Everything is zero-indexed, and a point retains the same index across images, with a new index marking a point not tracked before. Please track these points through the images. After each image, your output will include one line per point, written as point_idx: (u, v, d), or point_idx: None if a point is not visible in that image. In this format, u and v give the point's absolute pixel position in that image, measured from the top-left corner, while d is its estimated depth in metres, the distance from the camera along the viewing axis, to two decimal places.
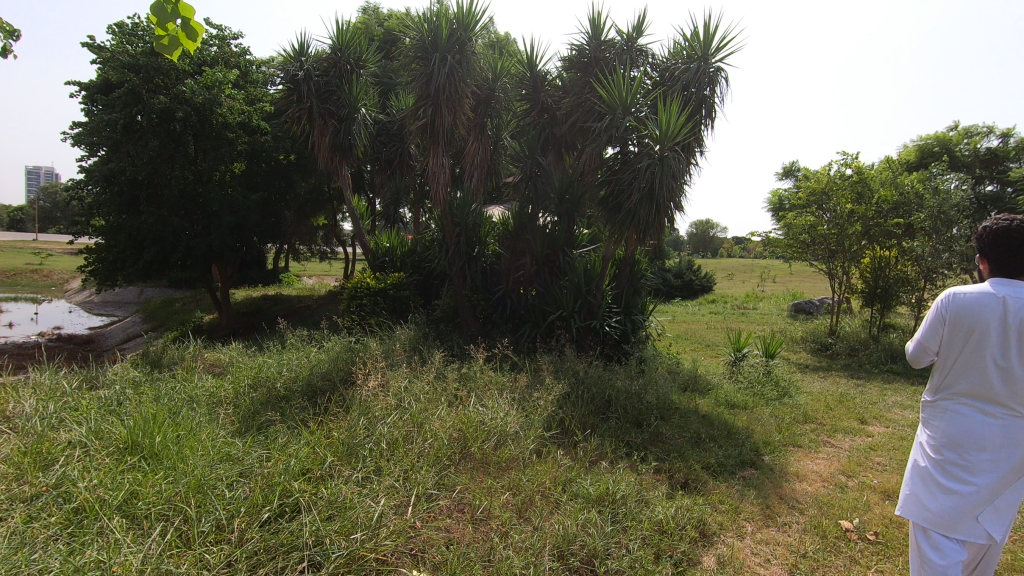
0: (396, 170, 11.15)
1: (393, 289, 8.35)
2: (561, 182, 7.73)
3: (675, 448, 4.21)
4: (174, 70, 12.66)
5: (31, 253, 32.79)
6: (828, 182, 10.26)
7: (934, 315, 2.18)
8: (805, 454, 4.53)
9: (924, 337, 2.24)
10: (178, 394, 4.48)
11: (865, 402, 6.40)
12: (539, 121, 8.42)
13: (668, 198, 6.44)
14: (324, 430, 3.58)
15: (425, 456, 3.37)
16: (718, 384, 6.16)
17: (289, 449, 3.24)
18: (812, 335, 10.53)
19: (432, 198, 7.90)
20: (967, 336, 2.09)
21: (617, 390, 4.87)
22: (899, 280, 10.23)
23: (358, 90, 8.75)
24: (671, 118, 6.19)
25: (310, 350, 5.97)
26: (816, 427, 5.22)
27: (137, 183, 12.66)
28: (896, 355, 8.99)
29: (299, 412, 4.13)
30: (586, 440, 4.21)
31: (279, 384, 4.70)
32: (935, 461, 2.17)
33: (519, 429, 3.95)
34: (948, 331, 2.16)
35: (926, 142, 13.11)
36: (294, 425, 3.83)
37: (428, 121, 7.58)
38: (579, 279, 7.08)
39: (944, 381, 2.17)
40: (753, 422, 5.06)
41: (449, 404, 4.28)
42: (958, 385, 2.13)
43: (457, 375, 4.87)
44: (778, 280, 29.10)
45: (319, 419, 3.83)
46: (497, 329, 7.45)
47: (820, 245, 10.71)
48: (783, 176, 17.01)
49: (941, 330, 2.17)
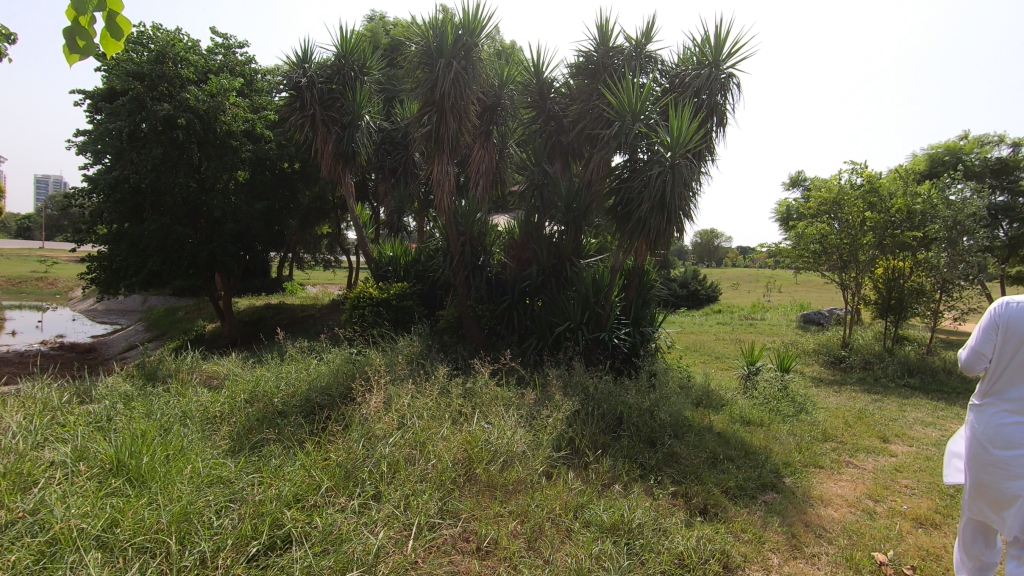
0: (401, 178, 11.03)
1: (396, 299, 8.19)
2: (569, 191, 7.57)
3: (691, 469, 3.99)
4: (178, 78, 12.66)
5: (37, 261, 32.87)
6: (839, 193, 10.17)
7: (989, 325, 2.65)
8: (827, 475, 4.31)
9: (979, 344, 2.68)
10: (171, 409, 4.30)
11: (886, 419, 6.14)
12: (546, 128, 8.28)
13: (679, 207, 6.26)
14: (321, 451, 3.38)
15: (428, 480, 3.18)
16: (732, 400, 5.94)
17: (283, 472, 3.05)
18: (824, 347, 10.27)
19: (437, 207, 7.73)
20: (1016, 345, 2.55)
21: (629, 407, 4.66)
22: (914, 291, 9.93)
23: (362, 98, 8.65)
24: (683, 125, 6.04)
25: (310, 362, 5.79)
26: (837, 446, 4.99)
27: (141, 191, 12.61)
28: (913, 369, 8.72)
29: (296, 429, 3.95)
30: (598, 461, 4.01)
31: (276, 400, 4.51)
32: (985, 454, 2.58)
33: (528, 450, 3.75)
34: (1000, 339, 2.61)
35: (936, 151, 12.96)
36: (290, 444, 3.64)
37: (433, 128, 7.43)
38: (587, 290, 6.89)
39: (994, 385, 2.62)
40: (771, 440, 4.84)
41: (453, 422, 4.08)
42: (1009, 388, 2.57)
43: (462, 391, 4.69)
44: (784, 290, 28.75)
45: (317, 437, 3.64)
46: (503, 341, 7.26)
47: (833, 255, 10.50)
48: (789, 186, 16.84)
49: (994, 337, 2.62)
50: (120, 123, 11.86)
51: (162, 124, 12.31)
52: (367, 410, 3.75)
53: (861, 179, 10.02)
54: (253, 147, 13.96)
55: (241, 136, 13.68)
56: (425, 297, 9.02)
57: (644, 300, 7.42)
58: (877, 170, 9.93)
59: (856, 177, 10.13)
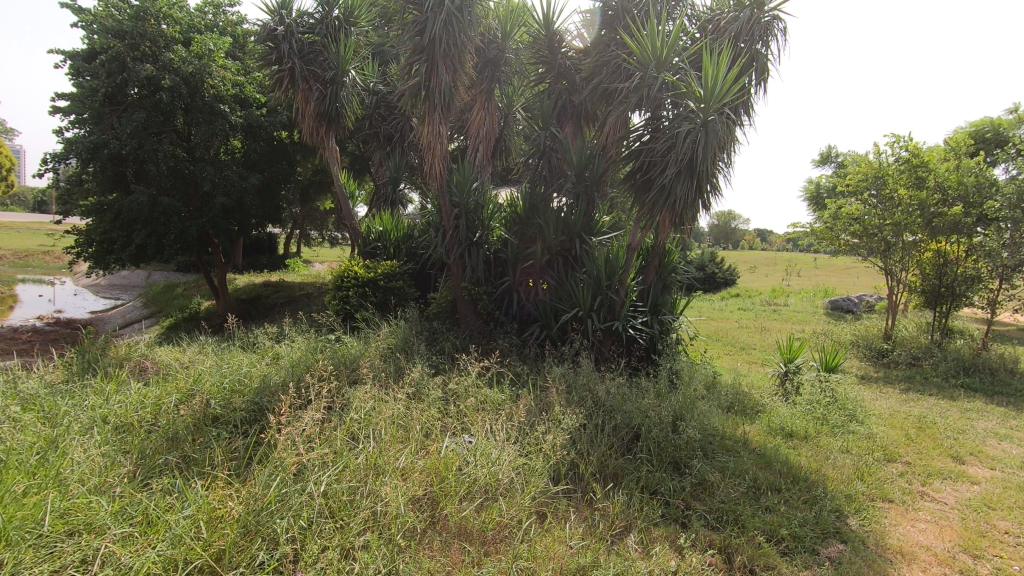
0: (396, 146, 10.09)
1: (384, 279, 7.32)
2: (580, 157, 6.57)
3: (727, 507, 3.08)
4: (162, 36, 11.70)
5: (43, 234, 32.34)
6: (879, 166, 8.98)
7: None
8: (900, 514, 3.37)
9: None
10: (81, 416, 3.47)
11: (951, 430, 5.15)
12: (555, 87, 7.22)
13: (711, 174, 5.25)
14: (230, 485, 2.52)
15: (369, 537, 2.30)
16: (770, 405, 4.98)
17: (164, 523, 2.17)
18: (864, 339, 9.24)
19: (427, 173, 6.79)
20: None
21: (648, 418, 3.76)
22: (968, 279, 8.73)
23: (348, 50, 7.64)
24: (719, 72, 4.96)
25: (272, 355, 4.94)
26: (904, 470, 4.03)
27: (123, 159, 11.72)
28: (970, 368, 7.66)
29: (224, 445, 3.12)
30: (608, 495, 3.11)
31: (213, 403, 3.67)
32: None
33: (516, 482, 2.88)
34: None
35: (975, 127, 12.07)
36: (203, 472, 2.80)
37: (423, 80, 6.38)
38: (599, 272, 5.91)
39: None
40: (823, 462, 3.89)
41: (424, 441, 3.22)
42: None
43: (440, 394, 3.81)
44: (804, 274, 27.48)
45: (238, 462, 2.81)
46: (501, 330, 6.38)
47: (873, 237, 9.34)
48: (820, 163, 15.53)
49: None
50: (99, 84, 10.93)
51: (144, 85, 11.36)
52: (304, 424, 2.87)
53: (905, 151, 8.74)
54: (245, 113, 13.03)
55: (230, 101, 12.74)
56: (417, 279, 8.17)
57: (665, 285, 6.43)
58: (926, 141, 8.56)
59: (898, 148, 8.93)
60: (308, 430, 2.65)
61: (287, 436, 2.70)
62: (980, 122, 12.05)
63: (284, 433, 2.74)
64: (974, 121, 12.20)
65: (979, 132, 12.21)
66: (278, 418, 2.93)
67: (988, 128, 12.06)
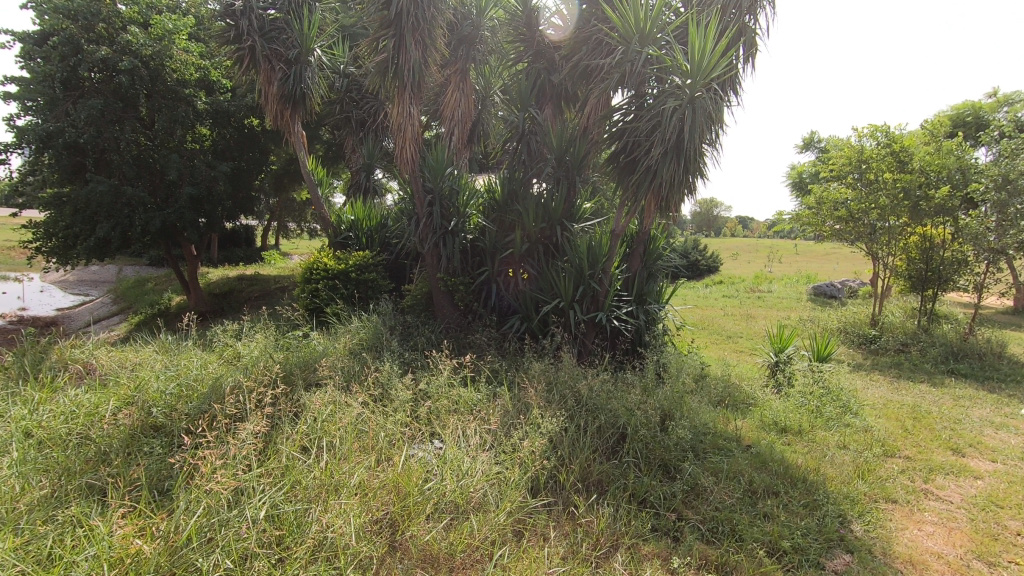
0: (369, 131, 9.62)
1: (356, 270, 6.95)
2: (560, 140, 6.24)
3: (722, 516, 2.82)
4: (118, 17, 11.03)
5: (10, 228, 31.13)
6: (861, 151, 8.78)
7: None
8: (905, 516, 3.14)
9: None
10: (0, 430, 3.06)
11: (947, 420, 4.94)
12: (533, 67, 6.83)
13: (698, 153, 4.96)
14: (151, 517, 2.16)
15: (311, 570, 1.98)
16: (762, 398, 4.73)
17: (59, 569, 1.80)
18: (851, 326, 9.08)
19: (398, 158, 6.39)
20: None
21: (635, 416, 3.48)
22: (955, 262, 8.46)
23: (312, 28, 7.17)
24: (706, 44, 4.66)
25: (228, 353, 4.55)
26: (905, 465, 3.81)
27: (81, 148, 11.06)
28: (959, 353, 7.52)
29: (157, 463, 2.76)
30: (591, 508, 2.82)
31: (155, 410, 3.30)
32: None
33: (489, 496, 2.59)
34: None
35: (957, 111, 11.93)
36: (123, 497, 2.44)
37: (390, 57, 5.96)
38: (581, 261, 5.59)
39: None
40: (821, 459, 3.64)
41: (387, 450, 2.89)
42: None
43: (409, 397, 3.49)
44: (786, 261, 27.58)
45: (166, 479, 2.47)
46: (479, 322, 6.06)
47: (858, 222, 9.10)
48: (803, 148, 15.36)
49: None
50: (52, 68, 10.25)
51: (100, 69, 10.69)
52: (239, 440, 2.52)
53: (883, 136, 8.54)
54: (210, 99, 12.42)
55: (194, 86, 12.11)
56: (391, 270, 7.79)
57: (650, 273, 6.15)
58: (902, 124, 8.39)
59: (876, 133, 8.75)
60: (243, 448, 2.32)
61: (217, 456, 2.35)
62: (961, 106, 11.87)
63: (212, 453, 2.38)
64: (955, 105, 12.02)
65: (959, 116, 12.02)
66: (211, 435, 2.58)
67: (968, 112, 11.88)
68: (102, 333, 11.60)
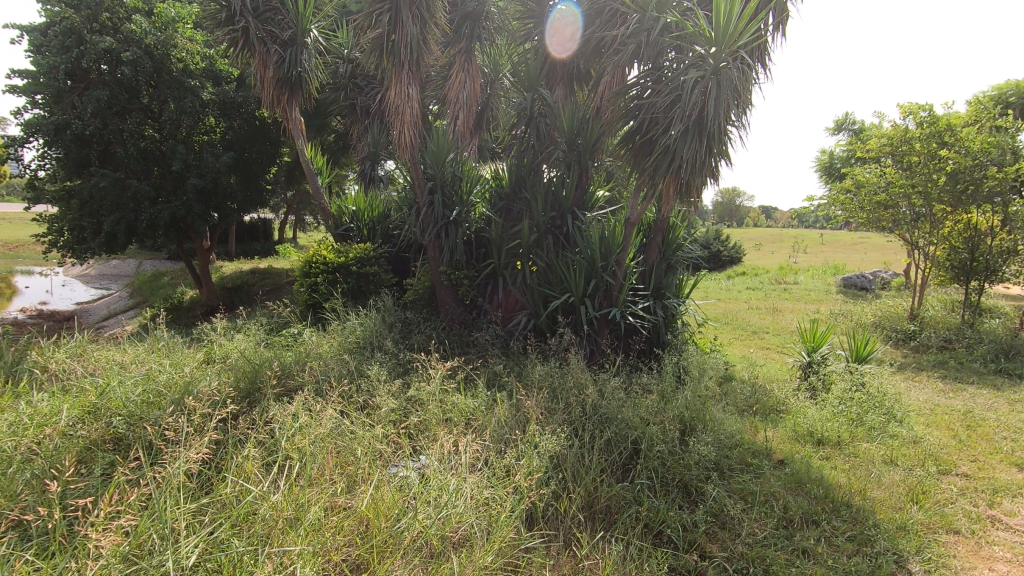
0: (374, 119, 9.25)
1: (357, 264, 6.58)
2: (571, 122, 5.75)
3: (754, 555, 2.39)
4: (122, 6, 10.78)
5: (33, 224, 31.46)
6: (901, 132, 7.97)
7: None
8: (972, 551, 2.67)
9: None
10: None
11: (1005, 428, 4.39)
12: (544, 44, 6.37)
13: (722, 132, 4.46)
14: (56, 568, 1.78)
15: None
16: (795, 405, 4.24)
17: None
18: (887, 320, 8.48)
19: (397, 143, 5.99)
20: None
21: (649, 429, 3.04)
22: (1004, 251, 7.75)
23: (308, 7, 6.79)
24: (733, 6, 4.13)
25: (209, 354, 4.20)
26: (965, 486, 3.31)
27: (87, 140, 10.83)
28: (1009, 351, 6.90)
29: (82, 488, 2.41)
30: (596, 545, 2.41)
31: (115, 421, 2.95)
32: None
33: (476, 531, 2.19)
34: None
35: (1001, 90, 11.11)
36: (24, 538, 2.07)
37: (386, 33, 5.52)
38: (593, 252, 5.13)
39: None
40: (867, 478, 3.17)
41: (360, 473, 2.50)
42: None
43: (395, 407, 3.09)
44: (811, 251, 26.69)
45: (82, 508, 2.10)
46: (485, 319, 5.65)
47: (897, 208, 8.42)
48: (834, 131, 14.57)
49: None
50: (55, 59, 10.00)
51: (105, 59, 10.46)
52: (176, 467, 2.14)
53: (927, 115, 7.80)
54: (216, 88, 12.15)
55: (200, 76, 11.85)
56: (394, 263, 7.42)
57: (669, 265, 5.68)
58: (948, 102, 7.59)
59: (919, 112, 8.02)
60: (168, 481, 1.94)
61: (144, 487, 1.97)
62: (1004, 85, 11.07)
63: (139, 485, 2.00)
64: (998, 84, 11.21)
65: (1002, 95, 11.22)
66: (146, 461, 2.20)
67: (1011, 91, 11.08)
68: (113, 329, 11.46)
